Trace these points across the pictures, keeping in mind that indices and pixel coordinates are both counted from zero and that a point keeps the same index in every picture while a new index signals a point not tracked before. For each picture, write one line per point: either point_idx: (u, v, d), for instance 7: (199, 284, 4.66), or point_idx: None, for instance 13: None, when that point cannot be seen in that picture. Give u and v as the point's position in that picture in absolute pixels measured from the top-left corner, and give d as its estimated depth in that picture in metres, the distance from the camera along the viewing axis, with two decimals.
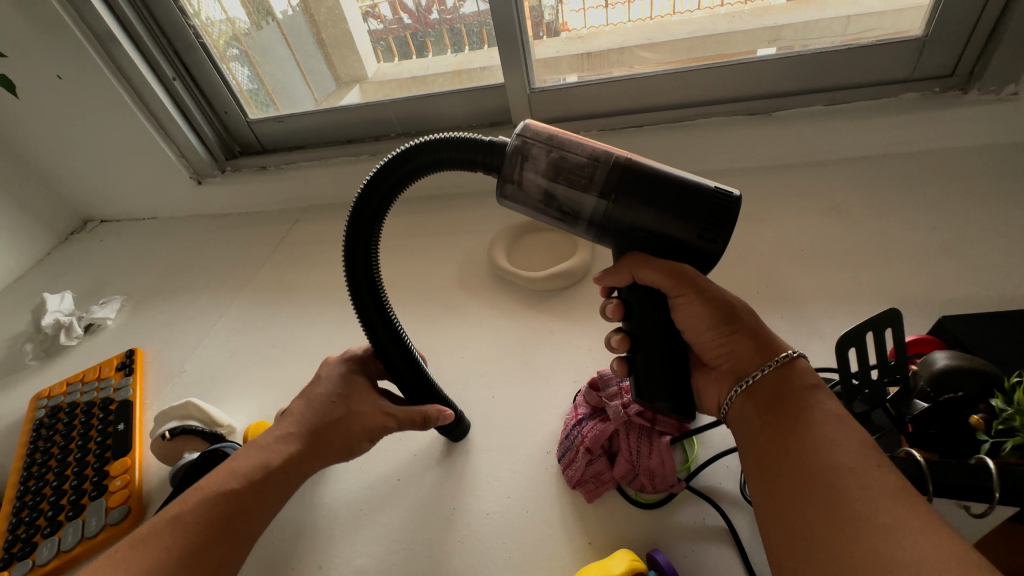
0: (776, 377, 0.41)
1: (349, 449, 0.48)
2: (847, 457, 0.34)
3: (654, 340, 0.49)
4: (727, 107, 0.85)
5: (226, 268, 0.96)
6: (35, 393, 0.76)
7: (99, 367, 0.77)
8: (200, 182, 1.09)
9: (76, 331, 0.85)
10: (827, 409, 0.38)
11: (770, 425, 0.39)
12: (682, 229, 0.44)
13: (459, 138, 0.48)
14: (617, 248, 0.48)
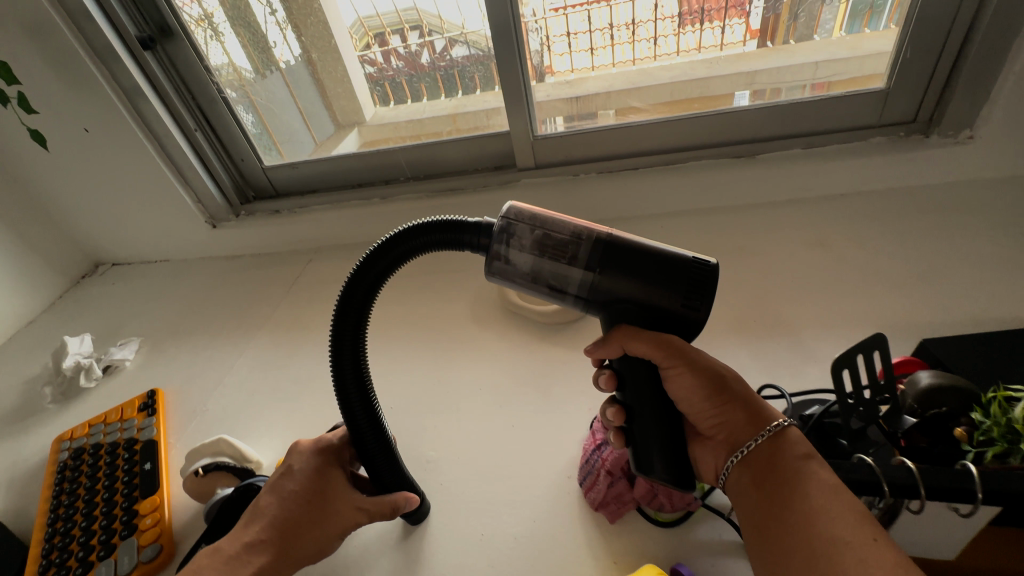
0: (770, 448, 0.46)
1: (321, 550, 0.49)
2: (844, 531, 0.37)
3: (649, 410, 0.51)
4: (715, 151, 0.93)
5: (243, 308, 0.99)
6: (57, 436, 0.77)
7: (121, 408, 0.79)
8: (215, 227, 1.13)
9: (96, 372, 0.87)
10: (821, 480, 0.41)
11: (769, 499, 0.43)
12: (668, 297, 0.48)
13: (440, 220, 0.51)
14: (607, 318, 0.51)
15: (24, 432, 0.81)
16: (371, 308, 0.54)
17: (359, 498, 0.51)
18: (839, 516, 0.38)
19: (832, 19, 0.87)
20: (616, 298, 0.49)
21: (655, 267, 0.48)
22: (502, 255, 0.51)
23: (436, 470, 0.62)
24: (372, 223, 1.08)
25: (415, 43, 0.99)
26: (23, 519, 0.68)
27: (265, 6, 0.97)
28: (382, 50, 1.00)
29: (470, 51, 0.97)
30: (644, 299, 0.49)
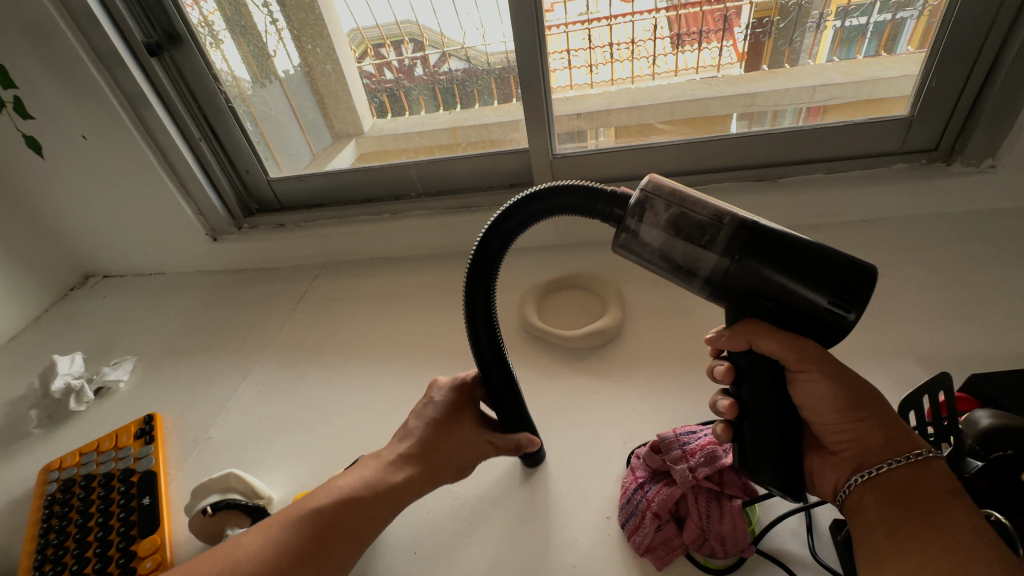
0: (906, 474, 0.44)
1: (461, 472, 0.54)
2: (979, 563, 0.36)
3: (769, 412, 0.50)
4: (736, 172, 0.92)
5: (246, 326, 0.94)
6: (44, 465, 0.72)
7: (115, 434, 0.74)
8: (215, 239, 1.09)
9: (87, 395, 0.82)
10: (966, 517, 0.40)
11: (898, 520, 0.42)
12: (813, 296, 0.44)
13: (578, 186, 0.50)
14: (736, 307, 0.48)
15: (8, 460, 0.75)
16: (500, 265, 0.55)
17: (489, 436, 0.55)
18: (978, 551, 0.37)
19: (818, 44, 0.86)
20: (750, 289, 0.46)
21: (802, 262, 0.44)
22: (632, 229, 0.48)
23: (463, 509, 0.59)
24: (382, 240, 1.05)
25: (408, 58, 0.96)
26: (7, 560, 0.63)
27: (265, 14, 0.94)
28: (373, 63, 0.97)
29: (470, 65, 0.95)
30: (783, 295, 0.45)
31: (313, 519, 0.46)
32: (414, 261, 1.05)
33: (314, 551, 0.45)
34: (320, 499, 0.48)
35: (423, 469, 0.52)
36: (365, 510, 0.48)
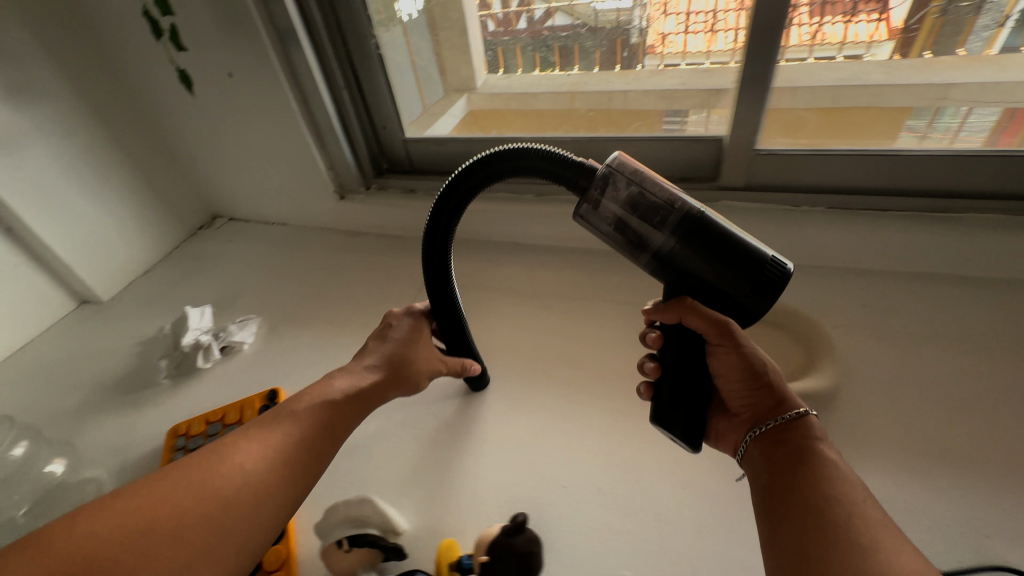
0: (785, 428, 0.50)
1: (418, 381, 0.61)
2: (842, 494, 0.42)
3: (685, 377, 0.58)
4: (855, 199, 0.74)
5: (369, 301, 0.87)
6: (172, 427, 0.68)
7: (241, 407, 0.69)
8: (342, 197, 1.02)
9: (215, 355, 0.78)
10: (829, 457, 0.46)
11: (777, 468, 0.47)
12: (732, 285, 0.50)
13: (551, 151, 0.55)
14: (674, 283, 0.55)
15: (137, 409, 0.74)
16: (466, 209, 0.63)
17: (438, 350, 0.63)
18: (844, 484, 0.43)
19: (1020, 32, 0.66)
20: (686, 270, 0.52)
21: (731, 252, 0.49)
22: (594, 200, 0.54)
23: None
24: (518, 224, 0.92)
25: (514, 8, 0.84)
26: None
27: None
28: (487, 16, 0.86)
29: (574, 23, 0.83)
30: (709, 278, 0.51)
31: (297, 420, 0.50)
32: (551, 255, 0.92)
33: (313, 460, 0.49)
34: (305, 402, 0.52)
35: (391, 376, 0.59)
36: (344, 413, 0.53)
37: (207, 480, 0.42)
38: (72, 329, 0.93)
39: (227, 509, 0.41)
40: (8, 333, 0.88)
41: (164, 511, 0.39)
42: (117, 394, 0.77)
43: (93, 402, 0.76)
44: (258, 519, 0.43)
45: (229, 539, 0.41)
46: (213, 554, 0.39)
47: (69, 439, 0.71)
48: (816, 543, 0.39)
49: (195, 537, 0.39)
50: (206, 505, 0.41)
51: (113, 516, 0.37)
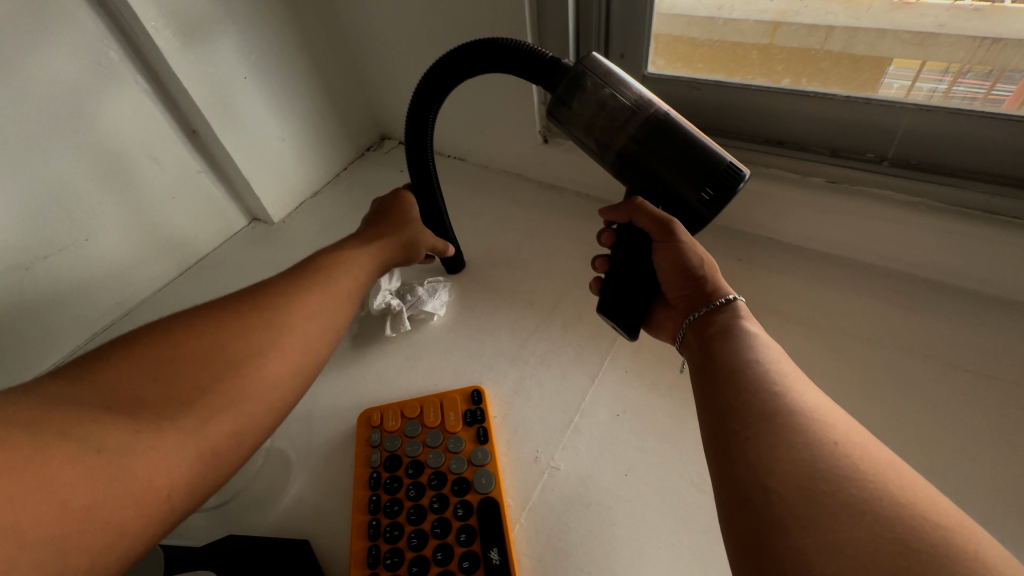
0: (714, 311, 0.50)
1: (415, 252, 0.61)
2: (778, 366, 0.41)
3: (634, 269, 0.57)
4: (977, 188, 0.59)
5: (578, 287, 0.69)
6: (362, 412, 0.57)
7: (440, 406, 0.56)
8: (545, 140, 0.81)
9: (405, 326, 0.65)
10: (755, 333, 0.46)
11: (708, 346, 0.47)
12: (688, 188, 0.49)
13: (532, 51, 0.54)
14: (631, 186, 0.54)
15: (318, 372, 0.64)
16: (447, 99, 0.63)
17: (425, 232, 0.62)
18: (760, 351, 0.43)
19: None
20: (644, 173, 0.51)
21: (689, 155, 0.49)
22: (568, 105, 0.53)
23: None
24: (786, 220, 0.70)
25: None
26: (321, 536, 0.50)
27: None
28: None
29: None
30: (670, 181, 0.50)
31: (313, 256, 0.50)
32: (821, 272, 0.69)
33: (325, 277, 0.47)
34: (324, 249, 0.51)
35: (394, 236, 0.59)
36: (358, 255, 0.52)
37: (260, 299, 0.42)
38: (243, 250, 0.86)
39: (286, 324, 0.41)
40: (185, 247, 0.82)
41: (231, 328, 0.39)
42: None
43: None
44: (314, 336, 0.43)
45: (289, 352, 0.40)
46: (279, 360, 0.39)
47: None
48: (736, 393, 0.39)
49: (259, 345, 0.39)
50: (265, 320, 0.40)
51: (185, 337, 0.37)
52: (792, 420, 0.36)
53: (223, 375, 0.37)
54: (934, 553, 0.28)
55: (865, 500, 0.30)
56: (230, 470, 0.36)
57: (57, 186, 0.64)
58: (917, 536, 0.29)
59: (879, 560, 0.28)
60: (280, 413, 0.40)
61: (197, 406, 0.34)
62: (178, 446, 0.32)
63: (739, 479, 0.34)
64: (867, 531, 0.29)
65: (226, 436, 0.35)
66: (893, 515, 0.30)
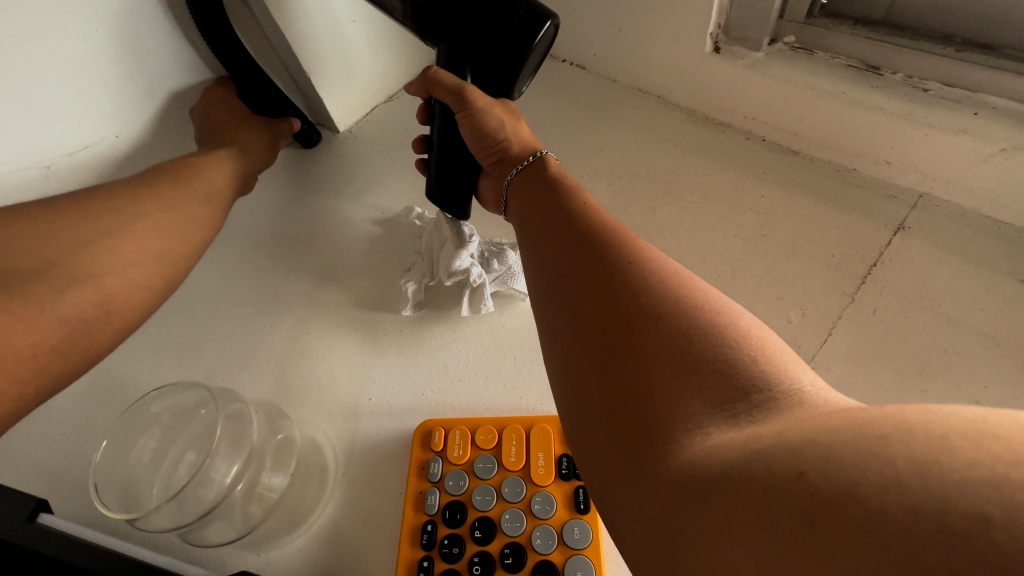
0: (532, 164, 0.43)
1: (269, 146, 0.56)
2: (584, 205, 0.35)
3: (451, 148, 0.49)
4: None
5: (738, 285, 0.47)
6: (420, 423, 0.43)
7: (526, 439, 0.40)
8: (717, 49, 0.54)
9: (486, 308, 0.48)
10: (571, 181, 0.39)
11: (527, 201, 0.40)
12: (494, 42, 0.42)
13: None
14: (437, 48, 0.46)
15: (369, 346, 0.49)
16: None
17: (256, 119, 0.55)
18: (570, 193, 0.37)
19: None
20: (447, 30, 0.43)
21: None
22: None
23: None
24: None
25: None
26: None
27: None
28: None
29: None
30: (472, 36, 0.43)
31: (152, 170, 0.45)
32: None
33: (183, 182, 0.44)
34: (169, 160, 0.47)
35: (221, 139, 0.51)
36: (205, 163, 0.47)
37: (104, 194, 0.39)
38: None
39: (137, 209, 0.39)
40: None
41: (74, 213, 0.36)
42: (346, 306, 0.53)
43: (315, 305, 0.53)
44: (174, 231, 0.41)
45: (146, 235, 0.39)
46: (137, 241, 0.38)
47: (289, 358, 0.50)
48: (553, 243, 0.33)
49: (108, 228, 0.37)
50: (109, 207, 0.38)
51: (15, 220, 0.34)
52: (603, 250, 0.31)
53: (72, 252, 0.35)
54: (710, 330, 0.25)
55: (648, 299, 0.27)
56: (103, 344, 0.34)
57: (81, 47, 0.44)
58: (696, 318, 0.26)
59: (661, 357, 0.25)
60: (151, 296, 0.38)
61: (44, 276, 0.32)
62: (36, 312, 0.31)
63: (545, 317, 0.31)
64: (650, 329, 0.26)
65: (88, 303, 0.33)
66: (677, 307, 0.26)
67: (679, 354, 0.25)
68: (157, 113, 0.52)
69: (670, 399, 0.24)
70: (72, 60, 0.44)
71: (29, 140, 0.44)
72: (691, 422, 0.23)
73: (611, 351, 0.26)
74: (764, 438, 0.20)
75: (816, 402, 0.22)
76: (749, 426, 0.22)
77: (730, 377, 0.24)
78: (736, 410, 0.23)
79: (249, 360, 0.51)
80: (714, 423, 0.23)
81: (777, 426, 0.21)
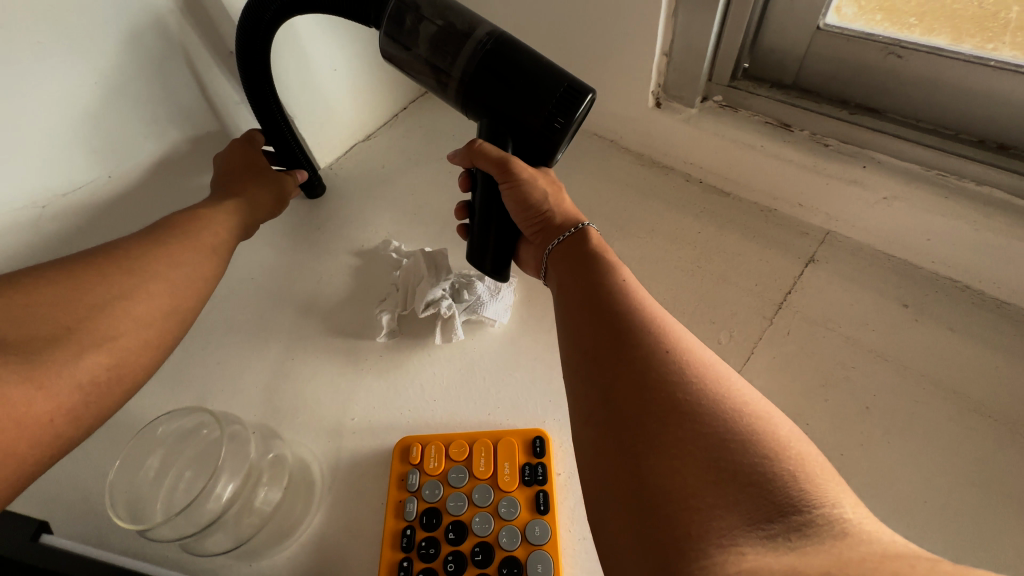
0: (574, 241, 0.48)
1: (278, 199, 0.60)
2: (632, 298, 0.40)
3: (490, 212, 0.53)
4: (918, 142, 0.50)
5: (678, 310, 0.54)
6: (399, 441, 0.48)
7: (494, 451, 0.46)
8: (658, 104, 0.63)
9: (457, 336, 0.54)
10: (618, 268, 0.44)
11: (573, 280, 0.45)
12: (538, 115, 0.46)
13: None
14: (480, 121, 0.50)
15: (352, 372, 0.54)
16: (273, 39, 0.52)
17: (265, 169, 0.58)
18: (617, 280, 0.42)
19: None
20: (492, 106, 0.47)
21: (529, 78, 0.46)
22: (400, 41, 0.49)
23: None
24: (1011, 268, 0.48)
25: None
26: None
27: None
28: None
29: None
30: (516, 112, 0.47)
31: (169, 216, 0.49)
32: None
33: (181, 233, 0.47)
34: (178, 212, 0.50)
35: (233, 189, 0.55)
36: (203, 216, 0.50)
37: (117, 254, 0.42)
38: None
39: (148, 271, 0.41)
40: None
41: (88, 275, 0.39)
42: (329, 333, 0.57)
43: (301, 333, 0.58)
44: (183, 286, 0.43)
45: (158, 295, 0.41)
46: (148, 300, 0.40)
47: (276, 384, 0.54)
48: (601, 330, 0.39)
49: (124, 288, 0.39)
50: (123, 270, 0.40)
51: (35, 288, 0.36)
52: (653, 351, 0.36)
53: (89, 315, 0.37)
54: (752, 448, 0.29)
55: (696, 407, 0.32)
56: (112, 404, 0.36)
57: (80, 102, 0.48)
58: (740, 433, 0.30)
59: (704, 468, 0.29)
60: (158, 354, 0.40)
61: (62, 343, 0.34)
62: (53, 378, 0.33)
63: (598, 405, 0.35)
64: (699, 439, 0.30)
65: (102, 367, 0.35)
66: (725, 424, 0.31)
67: (724, 470, 0.29)
68: (148, 160, 0.55)
69: (708, 512, 0.28)
70: (68, 112, 0.47)
71: (24, 183, 0.48)
72: (729, 538, 0.27)
73: (657, 451, 0.31)
74: (803, 572, 0.24)
75: (847, 533, 0.26)
76: (782, 550, 0.26)
77: (769, 498, 0.28)
78: (773, 531, 0.26)
79: (238, 385, 0.55)
80: (751, 542, 0.26)
81: (810, 558, 0.25)
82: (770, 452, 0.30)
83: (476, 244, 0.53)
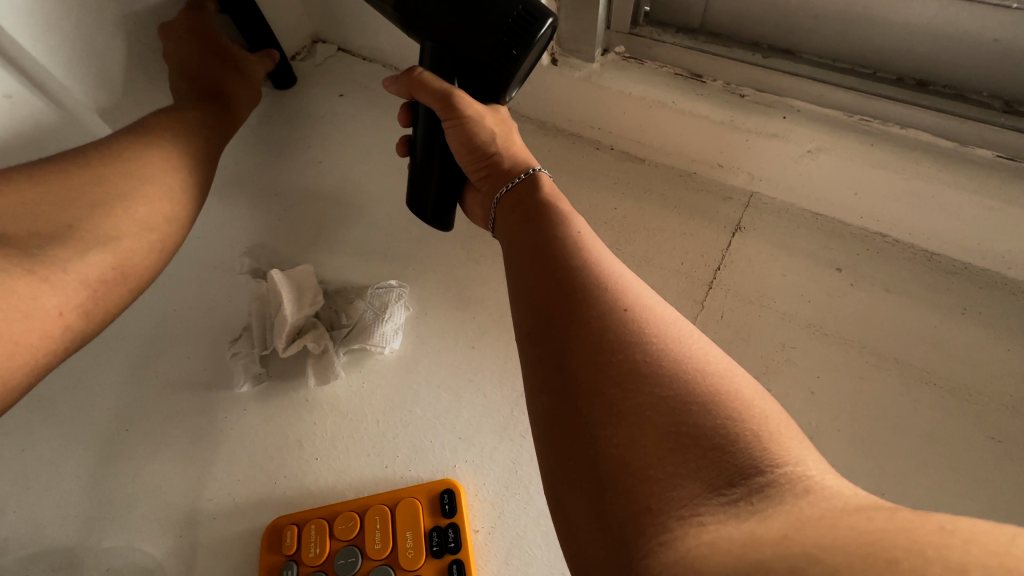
0: (516, 186, 0.41)
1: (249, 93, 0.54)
2: (579, 239, 0.34)
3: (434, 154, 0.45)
4: (833, 82, 0.44)
5: None
6: (270, 524, 0.37)
7: (392, 520, 0.37)
8: (555, 61, 0.53)
9: (337, 375, 0.43)
10: (566, 210, 0.37)
11: (513, 224, 0.38)
12: (485, 41, 0.38)
13: None
14: (420, 45, 0.41)
15: (208, 437, 0.42)
16: None
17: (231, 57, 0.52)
18: (561, 221, 0.36)
19: None
20: (433, 25, 0.39)
21: None
22: None
23: None
24: (942, 217, 0.44)
25: None
26: None
27: None
28: None
29: None
30: (459, 37, 0.38)
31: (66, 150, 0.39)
32: (976, 297, 0.45)
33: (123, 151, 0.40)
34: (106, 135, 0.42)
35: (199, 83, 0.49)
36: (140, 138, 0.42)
37: (106, 147, 0.40)
38: None
39: (143, 170, 0.40)
40: None
41: (79, 175, 0.37)
42: (174, 391, 0.44)
43: (136, 395, 0.44)
44: (177, 189, 0.42)
45: (158, 197, 0.40)
46: (149, 202, 0.39)
47: (105, 467, 0.41)
48: (542, 273, 0.32)
49: (120, 189, 0.38)
50: (117, 168, 0.39)
51: (28, 182, 0.35)
52: (603, 293, 0.29)
53: (91, 215, 0.36)
54: (714, 403, 0.24)
55: (654, 359, 0.26)
56: (119, 302, 0.36)
57: None
58: (703, 388, 0.25)
59: (660, 426, 0.24)
60: (161, 258, 0.40)
61: (64, 239, 0.34)
62: (57, 275, 0.32)
63: (533, 362, 0.29)
64: (649, 396, 0.25)
65: (108, 267, 0.35)
66: (685, 378, 0.25)
67: (684, 430, 0.23)
68: None
69: (662, 477, 0.22)
70: None
71: None
72: (687, 508, 0.21)
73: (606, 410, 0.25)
74: (762, 537, 0.19)
75: (818, 494, 0.21)
76: (747, 517, 0.20)
77: (730, 459, 0.22)
78: (736, 495, 0.21)
79: (52, 478, 0.41)
80: (711, 511, 0.21)
81: (772, 521, 0.20)
82: (736, 407, 0.24)
83: (416, 180, 0.46)
